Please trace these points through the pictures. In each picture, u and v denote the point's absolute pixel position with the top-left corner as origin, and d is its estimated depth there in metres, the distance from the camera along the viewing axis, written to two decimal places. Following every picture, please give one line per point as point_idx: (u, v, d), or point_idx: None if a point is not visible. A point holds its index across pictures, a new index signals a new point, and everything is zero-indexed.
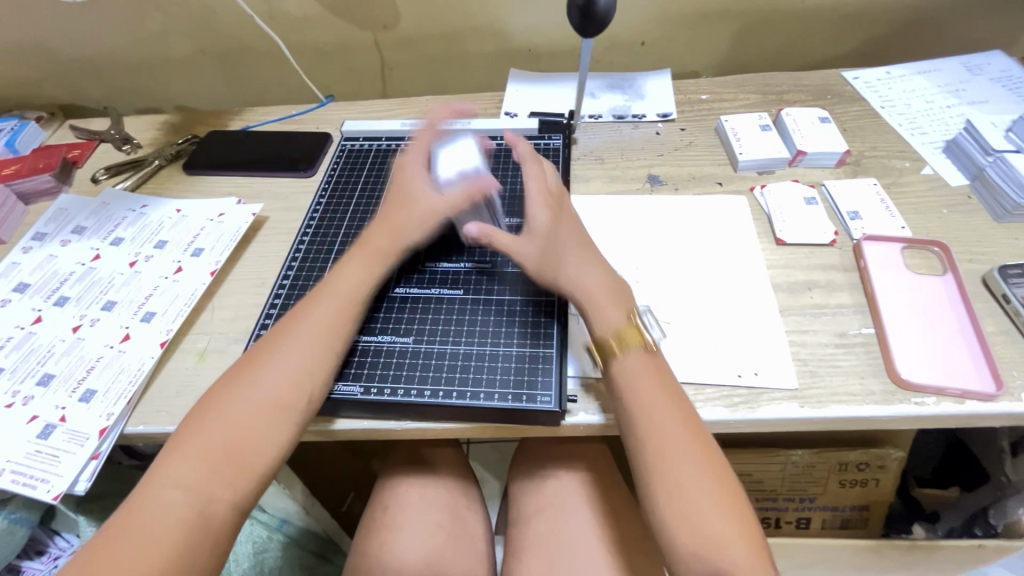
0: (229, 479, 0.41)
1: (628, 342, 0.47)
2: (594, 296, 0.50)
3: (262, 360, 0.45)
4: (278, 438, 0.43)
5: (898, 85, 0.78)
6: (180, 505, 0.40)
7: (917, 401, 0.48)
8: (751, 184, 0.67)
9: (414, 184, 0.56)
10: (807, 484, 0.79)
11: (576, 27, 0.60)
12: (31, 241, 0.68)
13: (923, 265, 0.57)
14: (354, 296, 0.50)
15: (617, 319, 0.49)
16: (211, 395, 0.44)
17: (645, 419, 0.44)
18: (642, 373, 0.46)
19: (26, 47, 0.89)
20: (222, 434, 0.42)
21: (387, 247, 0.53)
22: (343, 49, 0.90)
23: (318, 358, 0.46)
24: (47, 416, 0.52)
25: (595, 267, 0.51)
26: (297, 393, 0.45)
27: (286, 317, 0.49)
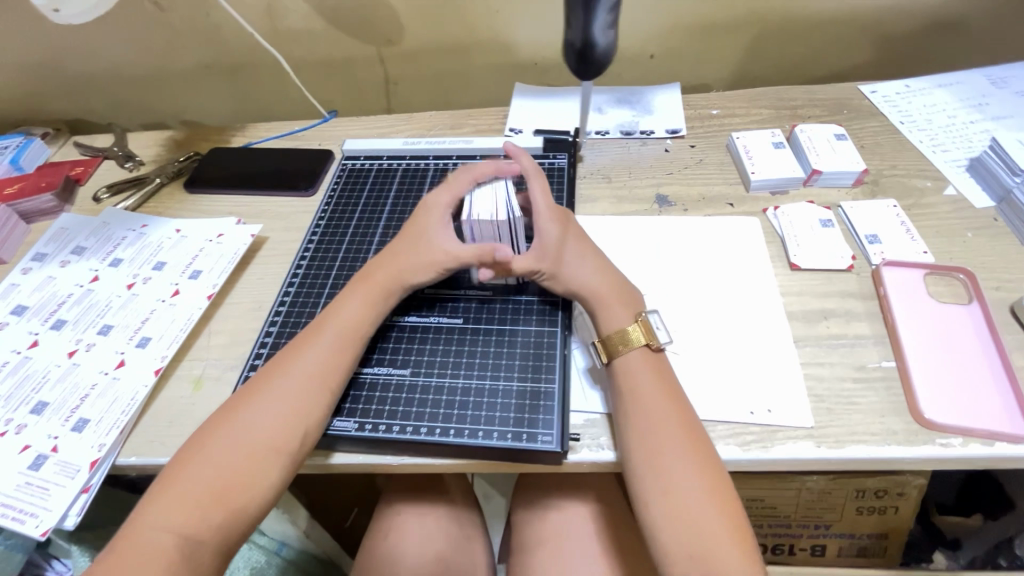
0: (217, 521, 0.40)
1: (633, 341, 0.47)
2: (600, 294, 0.50)
3: (253, 397, 0.44)
4: (267, 482, 0.42)
5: (917, 99, 0.75)
6: (162, 549, 0.39)
7: (943, 442, 0.45)
8: (763, 205, 0.65)
9: (430, 226, 0.53)
10: (823, 511, 0.76)
11: (574, 72, 0.58)
12: (30, 261, 0.67)
13: (947, 293, 0.54)
14: (353, 332, 0.48)
15: (623, 318, 0.49)
16: (202, 432, 0.44)
17: (642, 418, 0.44)
18: (654, 397, 0.45)
19: (35, 64, 0.90)
20: (208, 475, 0.41)
21: (391, 283, 0.51)
22: (348, 64, 0.89)
23: (312, 397, 0.45)
24: (39, 446, 0.51)
25: (596, 263, 0.52)
26: (289, 435, 0.43)
27: (283, 352, 0.48)
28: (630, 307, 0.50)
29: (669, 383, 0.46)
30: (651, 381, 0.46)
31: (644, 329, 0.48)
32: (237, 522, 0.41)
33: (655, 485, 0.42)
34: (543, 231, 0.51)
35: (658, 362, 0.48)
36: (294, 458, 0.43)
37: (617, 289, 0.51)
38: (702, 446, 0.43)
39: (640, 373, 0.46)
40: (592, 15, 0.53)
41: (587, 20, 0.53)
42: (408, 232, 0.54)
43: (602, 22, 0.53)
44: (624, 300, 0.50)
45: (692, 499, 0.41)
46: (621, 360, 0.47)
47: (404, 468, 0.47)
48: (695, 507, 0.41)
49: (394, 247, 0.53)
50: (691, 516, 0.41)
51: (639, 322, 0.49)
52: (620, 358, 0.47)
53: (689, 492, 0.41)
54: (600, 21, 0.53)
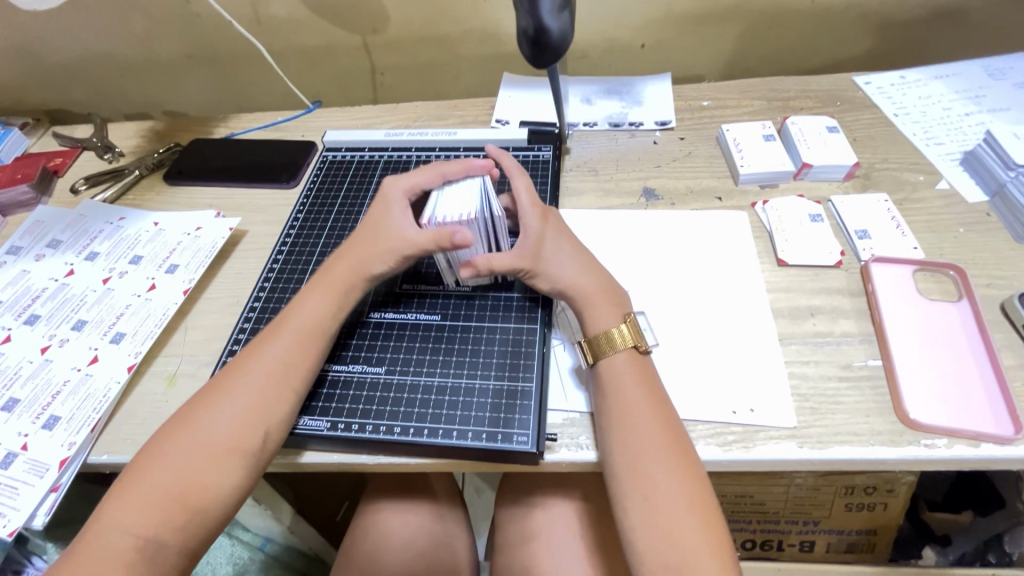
0: (179, 523, 0.40)
1: (614, 344, 0.46)
2: (587, 292, 0.49)
3: (215, 397, 0.44)
4: (229, 484, 0.41)
5: (912, 90, 0.74)
6: (124, 551, 0.38)
7: (927, 442, 0.44)
8: (752, 199, 0.63)
9: (388, 216, 0.51)
10: (811, 507, 0.75)
11: (530, 59, 0.54)
12: (5, 255, 0.66)
13: (936, 290, 0.53)
14: (314, 329, 0.47)
15: (610, 321, 0.48)
16: (165, 432, 0.43)
17: (625, 420, 0.43)
18: (637, 402, 0.44)
19: (13, 53, 0.88)
20: (169, 475, 0.40)
21: (351, 275, 0.50)
22: (332, 53, 0.87)
23: (273, 396, 0.44)
24: (9, 444, 0.50)
25: (583, 261, 0.50)
26: (251, 434, 0.42)
27: (246, 350, 0.47)
28: (618, 307, 0.49)
29: (654, 388, 0.45)
30: (636, 386, 0.45)
31: (630, 330, 0.47)
32: (201, 523, 0.40)
33: (636, 492, 0.41)
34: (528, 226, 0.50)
35: (645, 365, 0.47)
36: (258, 458, 0.43)
37: (602, 282, 0.50)
38: (685, 454, 0.42)
39: (625, 378, 0.45)
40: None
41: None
42: (368, 223, 0.52)
43: (551, 6, 0.51)
44: (607, 292, 0.49)
45: (672, 508, 0.40)
46: (608, 360, 0.46)
47: (378, 467, 0.46)
48: (675, 517, 0.40)
49: (353, 239, 0.52)
50: (670, 520, 0.40)
51: (627, 322, 0.48)
52: (607, 357, 0.46)
53: (670, 501, 0.40)
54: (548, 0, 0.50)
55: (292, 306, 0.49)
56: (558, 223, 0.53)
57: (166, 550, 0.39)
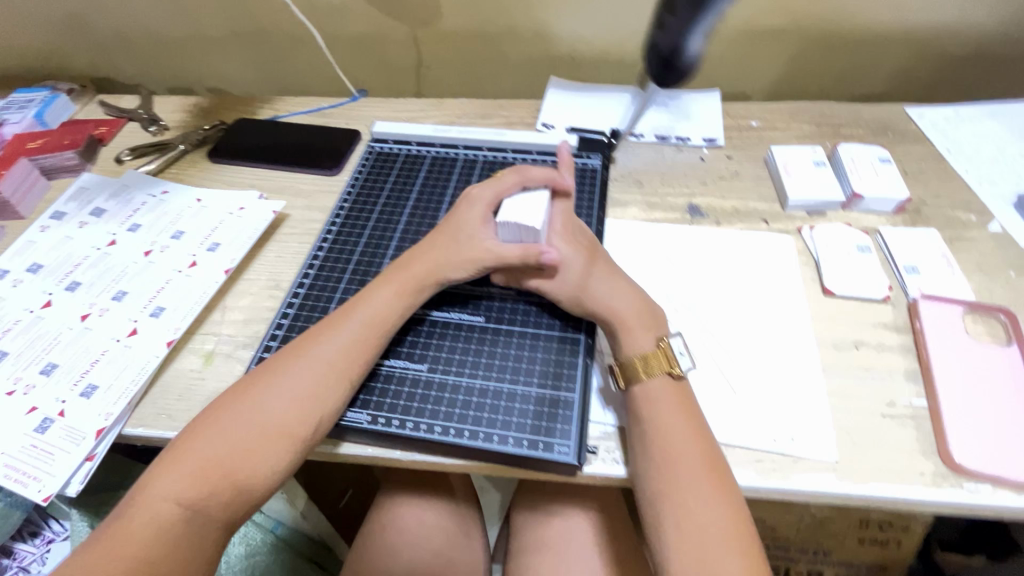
0: (220, 500, 0.40)
1: (654, 367, 0.46)
2: (623, 317, 0.48)
3: (276, 375, 0.44)
4: (275, 465, 0.42)
5: (966, 127, 0.73)
6: (168, 522, 0.38)
7: (971, 487, 0.44)
8: (799, 224, 0.63)
9: (472, 226, 0.51)
10: (823, 538, 0.75)
11: (654, 76, 0.56)
12: (49, 219, 0.66)
13: (986, 333, 0.52)
14: (380, 322, 0.48)
15: (644, 343, 0.47)
16: (218, 406, 0.43)
17: (662, 442, 0.43)
18: (676, 429, 0.43)
19: (66, 19, 0.88)
20: (216, 450, 0.41)
21: (425, 277, 0.50)
22: (381, 43, 0.87)
23: (332, 385, 0.44)
24: (47, 409, 0.50)
25: (621, 284, 0.50)
26: (304, 419, 0.43)
27: (309, 331, 0.47)
28: (652, 330, 0.48)
29: (693, 415, 0.45)
30: (673, 412, 0.44)
31: (664, 356, 0.46)
32: (240, 503, 0.41)
33: (670, 515, 0.41)
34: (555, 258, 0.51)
35: (681, 392, 0.46)
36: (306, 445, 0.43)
37: (637, 300, 0.50)
38: (723, 482, 0.42)
39: (660, 403, 0.45)
40: (694, 25, 0.50)
41: (685, 26, 0.50)
42: (446, 228, 0.52)
43: (699, 33, 0.50)
44: (641, 310, 0.49)
45: (711, 537, 0.40)
46: (640, 387, 0.46)
47: (413, 464, 0.46)
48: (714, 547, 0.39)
49: (433, 239, 0.52)
50: (705, 545, 0.39)
51: (660, 347, 0.47)
52: (639, 382, 0.46)
53: (706, 527, 0.40)
54: (699, 30, 0.50)
55: (360, 296, 0.49)
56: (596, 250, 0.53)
57: (206, 529, 0.39)
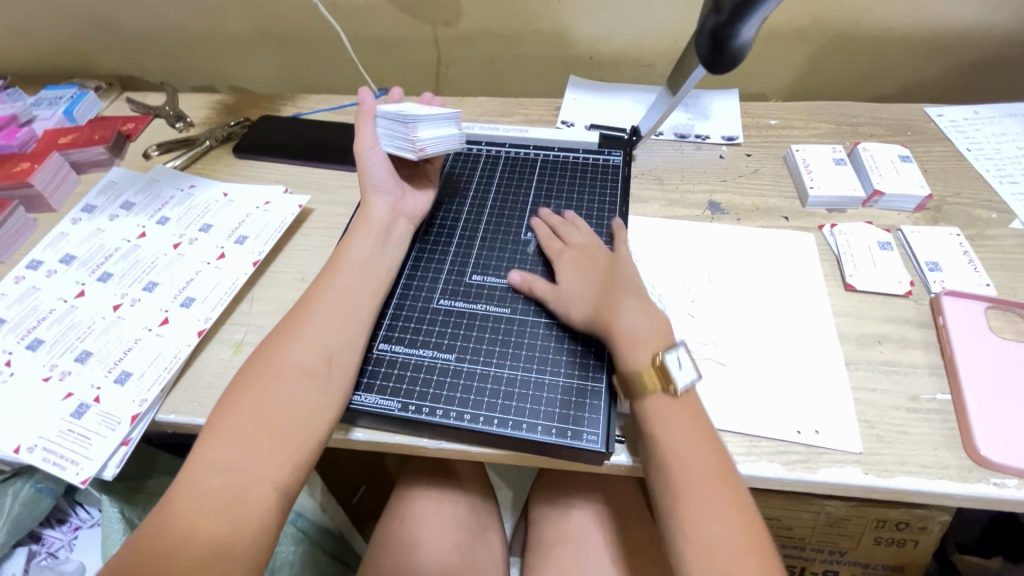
0: (263, 455, 0.41)
1: (653, 384, 0.44)
2: (624, 336, 0.47)
3: (289, 335, 0.46)
4: (314, 407, 0.44)
5: (986, 127, 0.73)
6: (219, 491, 0.39)
7: (997, 482, 0.44)
8: (820, 222, 0.63)
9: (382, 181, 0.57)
10: (840, 537, 0.75)
11: (704, 61, 0.51)
12: (80, 213, 0.68)
13: (1009, 329, 0.52)
14: (374, 268, 0.52)
15: (645, 357, 0.46)
16: (243, 374, 0.45)
17: (671, 459, 0.42)
18: (693, 445, 0.42)
19: (95, 18, 0.90)
20: (256, 412, 0.42)
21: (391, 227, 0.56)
22: (402, 43, 0.88)
23: (342, 328, 0.47)
24: (82, 395, 0.51)
25: (637, 304, 0.49)
26: (320, 363, 0.45)
27: (306, 293, 0.50)
28: (652, 344, 0.46)
29: (703, 429, 0.43)
30: (689, 430, 0.43)
31: (660, 373, 0.44)
32: (284, 457, 0.41)
33: (682, 532, 0.40)
34: (564, 283, 0.52)
35: (687, 408, 0.44)
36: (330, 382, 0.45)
37: (640, 314, 0.48)
38: (738, 497, 0.41)
39: (675, 419, 0.43)
40: (754, 11, 0.46)
41: (743, 11, 0.46)
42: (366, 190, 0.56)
43: (759, 17, 0.46)
44: (646, 324, 0.48)
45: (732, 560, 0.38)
46: (643, 405, 0.44)
47: (441, 451, 0.47)
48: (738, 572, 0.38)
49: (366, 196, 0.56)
50: (718, 561, 0.39)
51: (656, 363, 0.45)
52: (642, 399, 0.44)
53: (719, 542, 0.39)
54: (758, 16, 0.46)
55: (341, 257, 0.52)
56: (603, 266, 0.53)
57: (258, 485, 0.40)
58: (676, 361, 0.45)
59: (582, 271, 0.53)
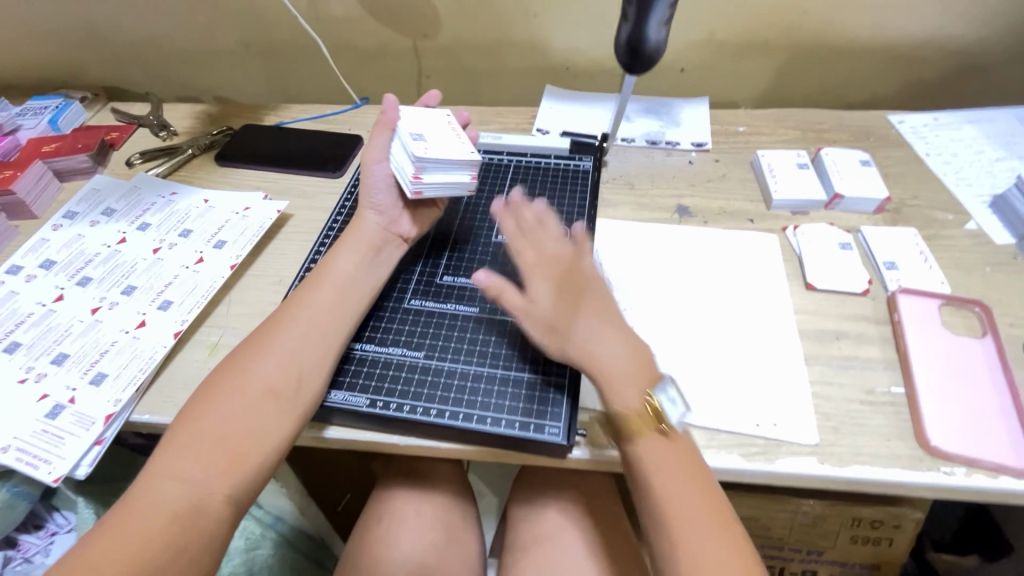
0: (221, 466, 0.42)
1: (641, 427, 0.43)
2: (614, 372, 0.45)
3: (262, 346, 0.47)
4: (275, 426, 0.44)
5: (945, 133, 0.76)
6: (175, 500, 0.40)
7: (947, 470, 0.45)
8: (783, 224, 0.65)
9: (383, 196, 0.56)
10: (817, 537, 0.75)
11: (625, 65, 0.59)
12: (62, 219, 0.69)
13: (962, 325, 0.54)
14: (351, 282, 0.52)
15: (632, 399, 0.44)
16: (212, 381, 0.46)
17: (660, 493, 0.42)
18: (681, 488, 0.42)
19: (82, 31, 0.92)
20: (219, 425, 0.43)
21: (381, 243, 0.55)
22: (383, 54, 0.90)
23: (312, 344, 0.48)
24: (58, 396, 0.52)
25: (624, 340, 0.46)
26: (289, 379, 0.46)
27: (285, 303, 0.51)
28: (640, 380, 0.45)
29: (692, 467, 0.43)
30: (674, 469, 0.42)
31: (652, 411, 0.44)
32: (242, 473, 0.43)
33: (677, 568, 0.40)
34: (538, 301, 0.47)
35: (675, 448, 0.43)
36: (296, 402, 0.46)
37: (628, 351, 0.46)
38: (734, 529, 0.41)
39: (665, 464, 0.42)
40: (649, 12, 0.54)
41: (642, 13, 0.54)
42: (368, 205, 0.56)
43: (658, 19, 0.55)
44: (632, 361, 0.45)
45: None
46: (633, 446, 0.44)
47: (408, 448, 0.48)
48: None
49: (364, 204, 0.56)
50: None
51: (647, 405, 0.44)
52: (632, 443, 0.44)
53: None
54: (656, 17, 0.54)
55: (323, 270, 0.52)
56: (579, 294, 0.47)
57: (213, 497, 0.41)
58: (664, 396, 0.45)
59: (553, 289, 0.48)
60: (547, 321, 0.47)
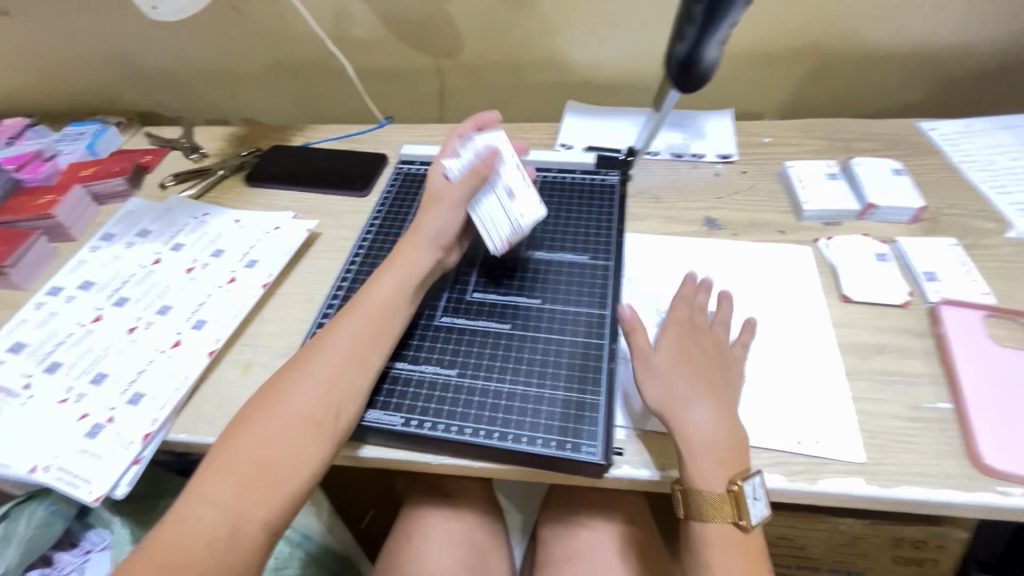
0: (257, 495, 0.42)
1: (715, 510, 0.43)
2: (699, 446, 0.44)
3: (300, 371, 0.47)
4: (310, 455, 0.44)
5: (979, 139, 0.74)
6: (211, 524, 0.40)
7: (1002, 490, 0.43)
8: (815, 235, 0.64)
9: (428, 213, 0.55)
10: (856, 556, 0.73)
11: (675, 82, 0.60)
12: (99, 241, 0.71)
13: (1010, 336, 0.52)
14: (387, 306, 0.51)
15: (715, 478, 0.43)
16: (250, 406, 0.46)
17: (716, 570, 0.42)
18: (739, 571, 0.42)
19: (118, 59, 0.96)
20: (256, 451, 0.43)
21: (420, 266, 0.54)
22: (406, 74, 0.92)
23: (349, 372, 0.48)
24: (97, 415, 0.53)
25: (717, 412, 0.45)
26: (326, 408, 0.46)
27: (324, 327, 0.50)
28: (729, 467, 0.44)
29: (755, 561, 0.43)
30: (732, 553, 0.43)
31: (734, 502, 0.43)
32: (278, 500, 0.42)
33: None
34: (658, 358, 0.48)
35: (746, 542, 0.43)
36: (331, 431, 0.45)
37: (723, 429, 0.45)
38: None
39: (719, 541, 0.43)
40: (712, 33, 0.55)
41: (704, 34, 0.55)
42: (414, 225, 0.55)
43: (715, 40, 0.56)
44: (722, 440, 0.44)
45: None
46: (699, 524, 0.44)
47: (442, 467, 0.48)
48: None
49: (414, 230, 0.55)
50: None
51: (732, 491, 0.43)
52: (699, 518, 0.44)
53: None
54: (715, 38, 0.56)
55: (362, 293, 0.52)
56: (699, 369, 0.47)
57: (250, 523, 0.41)
58: (750, 489, 0.43)
59: (681, 355, 0.48)
60: (652, 376, 0.47)
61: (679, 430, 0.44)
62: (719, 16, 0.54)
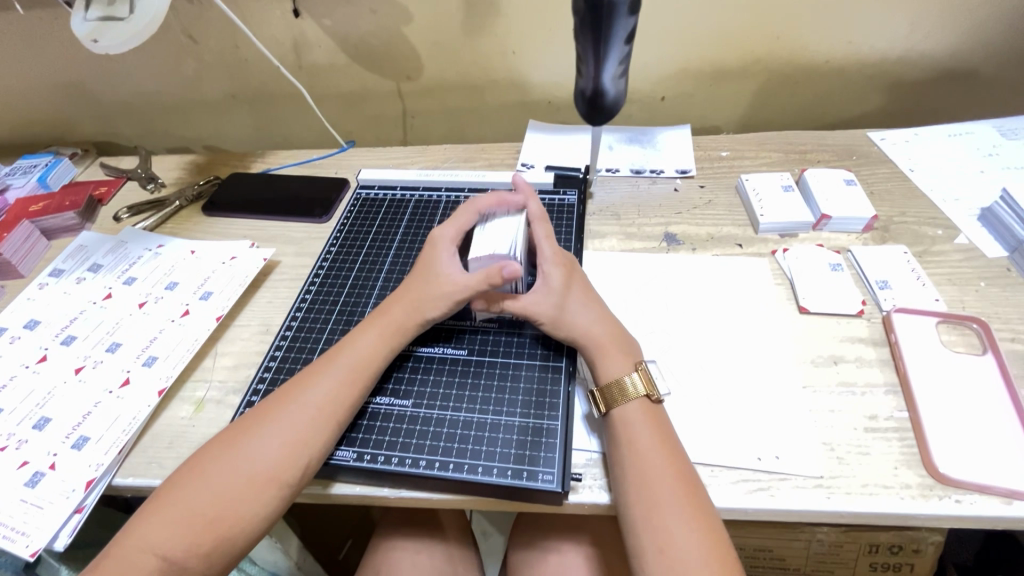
0: (202, 549, 0.40)
1: (629, 392, 0.47)
2: (598, 342, 0.50)
3: (267, 422, 0.45)
4: (262, 511, 0.42)
5: (927, 147, 0.76)
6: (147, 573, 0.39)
7: (958, 498, 0.43)
8: (772, 247, 0.65)
9: (438, 262, 0.54)
10: (834, 565, 0.70)
11: (585, 116, 0.63)
12: (48, 277, 0.69)
13: (960, 342, 0.53)
14: (364, 366, 0.49)
15: (621, 367, 0.48)
16: (206, 451, 0.44)
17: (627, 429, 0.45)
18: (644, 422, 0.45)
19: (74, 90, 0.94)
20: (204, 502, 0.41)
21: (406, 318, 0.52)
22: (368, 97, 0.92)
23: (318, 430, 0.45)
24: (38, 462, 0.50)
25: (600, 311, 0.52)
26: (289, 466, 0.43)
27: (298, 376, 0.48)
28: (626, 356, 0.49)
29: (657, 414, 0.46)
30: (651, 439, 0.44)
31: (642, 380, 0.47)
32: (220, 551, 0.41)
33: (638, 496, 0.42)
34: (548, 278, 0.52)
35: (658, 415, 0.46)
36: (290, 489, 0.43)
37: (610, 325, 0.51)
38: (683, 465, 0.44)
39: (630, 415, 0.46)
40: (604, 63, 0.57)
41: (599, 68, 0.58)
42: (418, 269, 0.55)
43: (612, 73, 0.59)
44: (613, 334, 0.50)
45: (689, 559, 0.39)
46: (620, 410, 0.46)
47: (400, 500, 0.46)
48: (695, 567, 0.39)
49: (408, 284, 0.54)
50: (664, 519, 0.41)
51: (637, 372, 0.48)
52: (619, 407, 0.46)
53: (670, 504, 0.41)
54: (609, 71, 0.58)
55: (345, 343, 0.50)
56: (581, 280, 0.54)
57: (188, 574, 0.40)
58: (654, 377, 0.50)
59: (554, 265, 0.53)
60: (541, 290, 0.52)
61: (576, 332, 0.50)
62: (604, 44, 0.56)
